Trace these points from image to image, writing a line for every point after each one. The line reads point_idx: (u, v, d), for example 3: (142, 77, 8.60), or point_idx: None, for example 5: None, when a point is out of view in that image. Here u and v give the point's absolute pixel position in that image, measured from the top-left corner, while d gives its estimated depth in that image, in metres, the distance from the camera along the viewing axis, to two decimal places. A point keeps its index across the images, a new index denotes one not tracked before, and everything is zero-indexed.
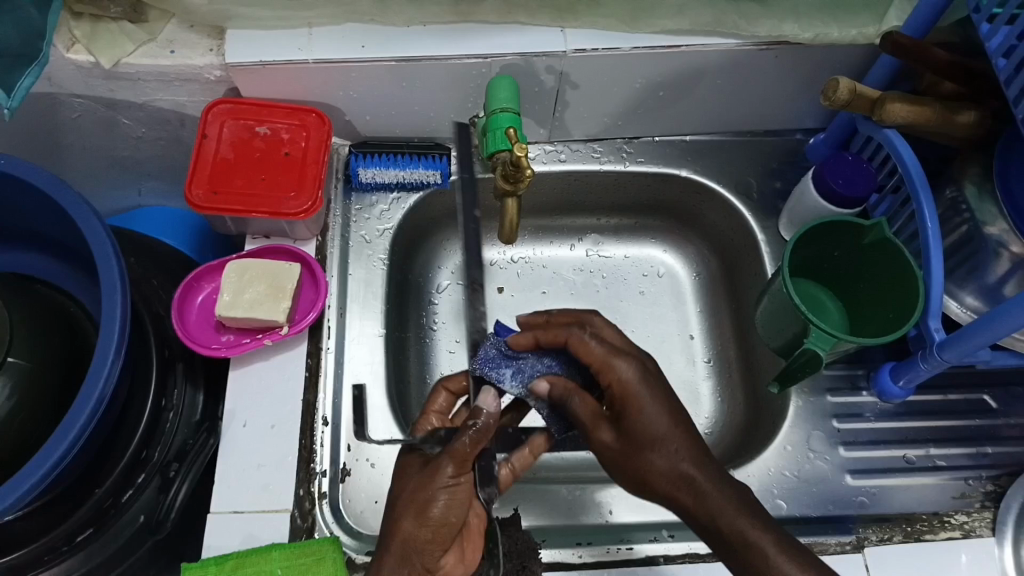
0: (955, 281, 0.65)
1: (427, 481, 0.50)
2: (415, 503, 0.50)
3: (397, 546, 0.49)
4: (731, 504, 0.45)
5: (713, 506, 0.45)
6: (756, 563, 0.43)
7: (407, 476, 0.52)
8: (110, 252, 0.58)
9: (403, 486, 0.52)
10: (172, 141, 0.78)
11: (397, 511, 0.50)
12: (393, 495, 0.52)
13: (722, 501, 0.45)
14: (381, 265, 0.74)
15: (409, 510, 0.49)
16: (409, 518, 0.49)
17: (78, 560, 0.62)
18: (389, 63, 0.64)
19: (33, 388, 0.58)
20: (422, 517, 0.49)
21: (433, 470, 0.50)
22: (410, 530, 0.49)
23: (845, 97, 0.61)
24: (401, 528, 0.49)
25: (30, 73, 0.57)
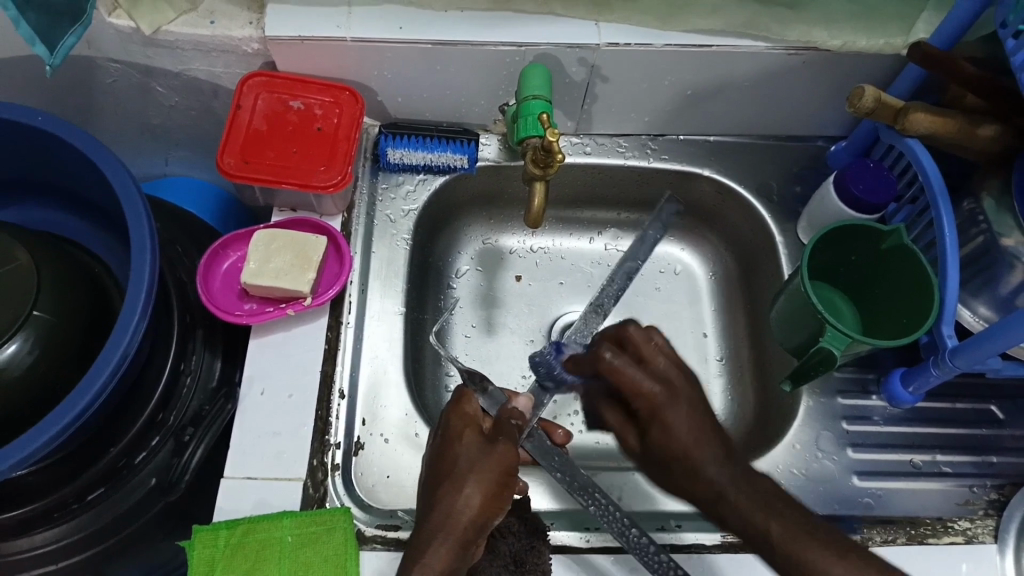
0: (969, 291, 0.66)
1: (498, 464, 0.52)
2: (487, 485, 0.51)
3: (463, 524, 0.50)
4: (728, 481, 0.50)
5: (704, 478, 0.50)
6: (760, 523, 0.48)
7: (468, 452, 0.53)
8: (142, 211, 0.59)
9: (469, 461, 0.52)
10: (204, 112, 0.79)
11: (468, 488, 0.51)
12: (459, 469, 0.52)
13: (712, 479, 0.50)
14: (403, 246, 0.75)
15: (480, 489, 0.51)
16: (480, 494, 0.51)
17: (88, 518, 0.62)
18: (425, 45, 0.65)
19: (56, 343, 0.59)
20: (491, 500, 0.51)
21: (501, 454, 0.53)
22: (478, 508, 0.50)
23: (870, 105, 0.62)
24: (472, 504, 0.50)
25: (74, 31, 0.58)
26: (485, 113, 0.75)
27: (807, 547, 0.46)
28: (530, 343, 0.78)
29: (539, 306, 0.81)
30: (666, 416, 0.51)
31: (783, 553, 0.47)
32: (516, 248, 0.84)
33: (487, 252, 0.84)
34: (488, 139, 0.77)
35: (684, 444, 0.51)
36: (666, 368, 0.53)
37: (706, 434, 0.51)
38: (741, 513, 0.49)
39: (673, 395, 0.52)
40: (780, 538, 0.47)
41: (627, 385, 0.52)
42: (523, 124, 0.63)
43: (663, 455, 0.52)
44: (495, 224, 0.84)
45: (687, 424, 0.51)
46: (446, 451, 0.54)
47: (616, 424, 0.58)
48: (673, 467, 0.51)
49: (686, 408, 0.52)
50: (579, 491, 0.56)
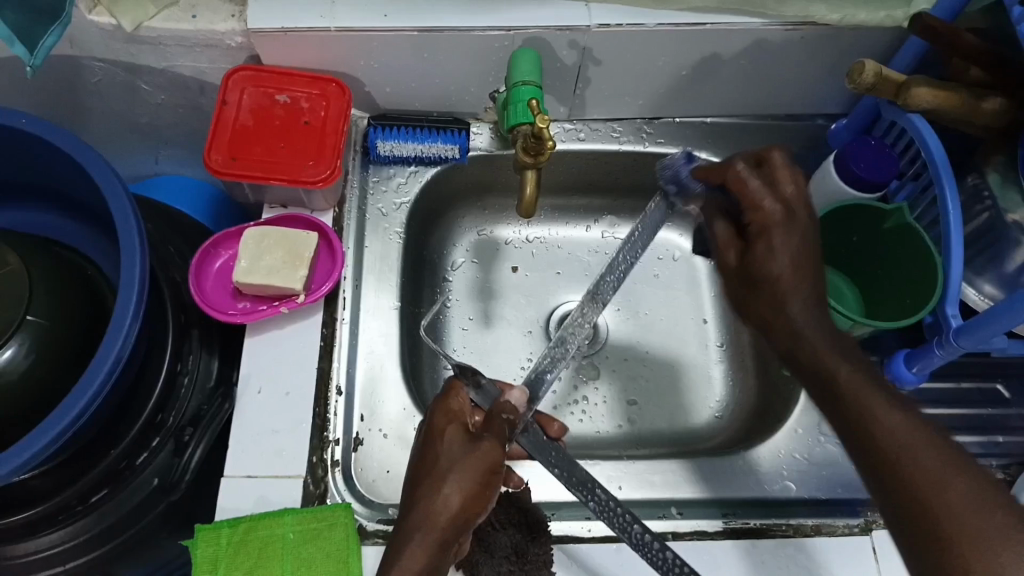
0: (974, 269, 0.64)
1: (480, 463, 0.51)
2: (469, 483, 0.50)
3: (442, 522, 0.49)
4: (831, 347, 0.47)
5: (812, 349, 0.48)
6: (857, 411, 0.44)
7: (450, 450, 0.52)
8: (130, 213, 0.58)
9: (450, 459, 0.51)
10: (192, 109, 0.78)
11: (447, 486, 0.50)
12: (439, 467, 0.51)
13: (817, 342, 0.48)
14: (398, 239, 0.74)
15: (462, 488, 0.50)
16: (460, 493, 0.50)
17: (92, 520, 0.62)
18: (411, 32, 0.64)
19: (51, 349, 0.59)
20: (471, 501, 0.50)
21: (484, 452, 0.52)
22: (458, 506, 0.50)
23: (870, 80, 0.60)
24: (452, 502, 0.49)
25: (53, 32, 0.57)
26: (476, 101, 0.74)
27: (866, 390, 0.45)
28: (528, 334, 0.78)
29: (537, 296, 0.80)
30: (774, 270, 0.51)
31: (851, 419, 0.44)
32: (512, 238, 0.83)
33: (483, 243, 0.83)
34: (480, 128, 0.76)
35: (782, 265, 0.51)
36: (793, 189, 0.53)
37: (801, 275, 0.50)
38: (816, 356, 0.47)
39: (790, 227, 0.52)
40: (847, 377, 0.46)
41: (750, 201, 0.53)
42: (514, 111, 0.61)
43: (778, 349, 0.51)
44: (490, 214, 0.83)
45: (783, 263, 0.51)
46: (429, 448, 0.53)
47: (720, 237, 0.56)
48: (763, 289, 0.51)
49: (806, 298, 0.50)
50: (577, 486, 0.55)
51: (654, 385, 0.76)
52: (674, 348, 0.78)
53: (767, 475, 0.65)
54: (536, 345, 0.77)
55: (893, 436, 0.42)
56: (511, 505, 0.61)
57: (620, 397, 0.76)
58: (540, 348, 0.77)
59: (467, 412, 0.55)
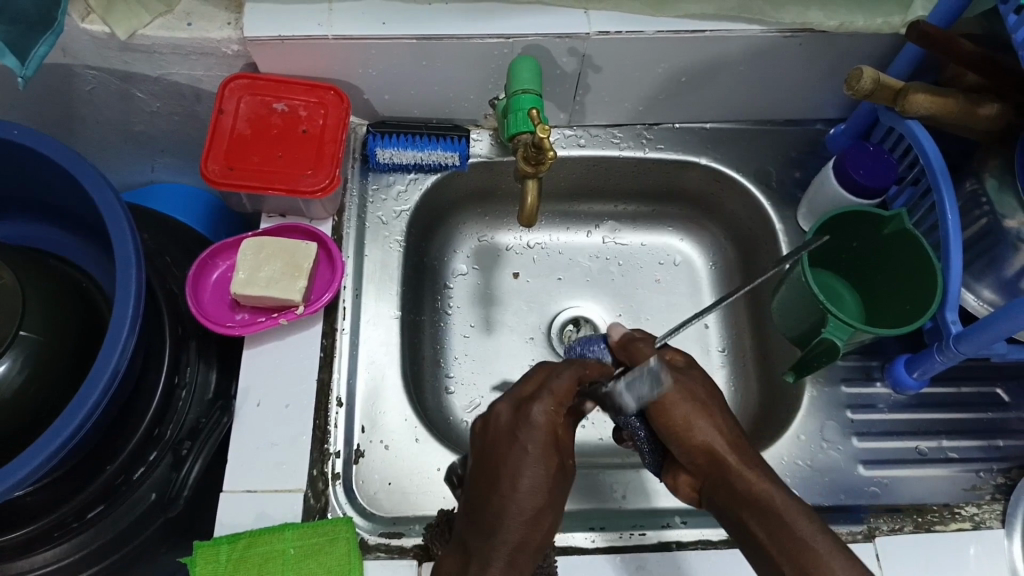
0: (972, 274, 0.65)
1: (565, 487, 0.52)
2: (556, 470, 0.51)
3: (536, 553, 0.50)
4: (760, 500, 0.48)
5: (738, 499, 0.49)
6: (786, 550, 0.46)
7: (541, 482, 0.50)
8: (125, 224, 0.57)
9: (546, 458, 0.51)
10: (187, 117, 0.77)
11: (537, 473, 0.50)
12: (539, 505, 0.50)
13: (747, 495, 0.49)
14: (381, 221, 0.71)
15: (551, 477, 0.51)
16: (545, 482, 0.50)
17: (88, 536, 0.61)
18: (410, 40, 0.63)
19: (45, 363, 0.57)
20: (553, 493, 0.51)
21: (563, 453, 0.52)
22: (550, 494, 0.50)
23: (868, 87, 0.60)
24: (544, 489, 0.50)
25: (45, 41, 0.56)
26: (475, 107, 0.73)
27: (777, 528, 0.47)
28: (530, 341, 0.78)
29: (537, 302, 0.80)
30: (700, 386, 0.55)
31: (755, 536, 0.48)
32: (513, 244, 0.83)
33: (484, 249, 0.82)
34: (480, 134, 0.76)
35: (691, 428, 0.52)
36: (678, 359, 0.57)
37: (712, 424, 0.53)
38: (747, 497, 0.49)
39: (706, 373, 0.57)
40: (754, 520, 0.48)
41: (661, 396, 0.53)
42: (515, 120, 0.61)
43: (728, 502, 0.50)
44: (490, 220, 0.82)
45: (718, 444, 0.52)
46: (522, 425, 0.51)
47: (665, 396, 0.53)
48: (700, 416, 0.53)
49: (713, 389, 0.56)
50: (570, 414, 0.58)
51: None
52: None
53: None
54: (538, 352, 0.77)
55: (793, 546, 0.46)
56: None
57: None
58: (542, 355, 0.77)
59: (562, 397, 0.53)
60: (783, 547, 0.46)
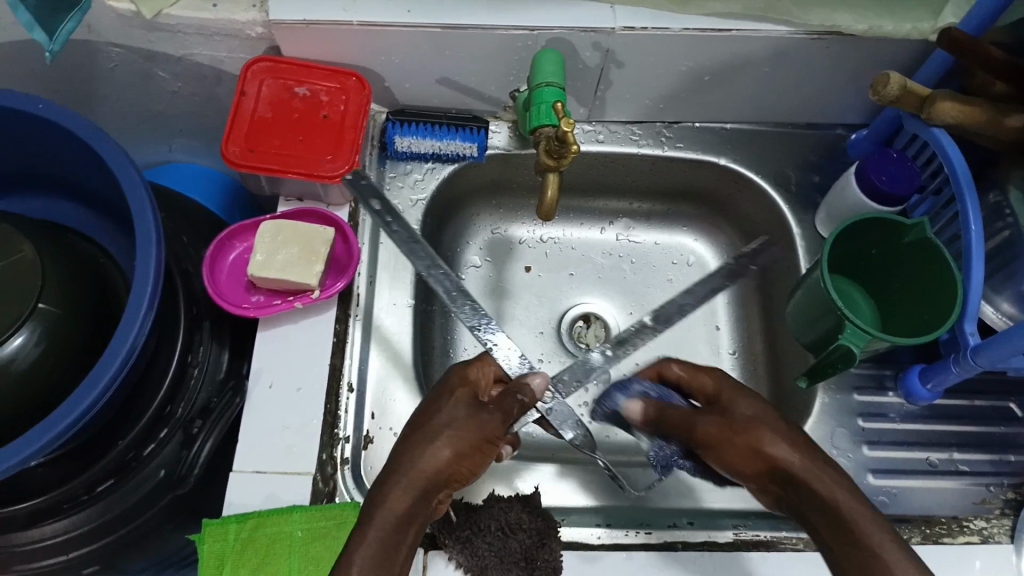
0: (992, 286, 0.64)
1: (478, 428, 0.53)
2: (453, 440, 0.52)
3: (427, 473, 0.51)
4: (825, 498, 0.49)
5: (808, 510, 0.50)
6: (855, 552, 0.47)
7: (454, 410, 0.54)
8: (146, 201, 0.58)
9: (435, 434, 0.52)
10: (208, 98, 0.77)
11: (440, 441, 0.52)
12: (436, 422, 0.53)
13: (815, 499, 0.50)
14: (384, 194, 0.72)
15: (450, 447, 0.52)
16: (447, 418, 0.53)
17: (97, 510, 0.62)
18: (434, 29, 0.63)
19: (63, 337, 0.58)
20: (472, 429, 0.53)
21: (485, 423, 0.54)
22: (439, 463, 0.51)
23: (895, 92, 0.59)
24: (435, 456, 0.51)
25: (73, 17, 0.57)
26: (496, 99, 0.73)
27: (844, 534, 0.48)
28: (539, 335, 0.78)
29: (548, 297, 0.80)
30: (742, 403, 0.56)
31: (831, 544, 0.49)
32: (526, 238, 0.83)
33: (497, 241, 0.82)
34: (498, 126, 0.76)
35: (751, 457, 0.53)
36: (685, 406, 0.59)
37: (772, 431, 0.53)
38: (815, 503, 0.49)
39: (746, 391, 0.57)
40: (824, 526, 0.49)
41: (708, 434, 0.55)
42: (536, 113, 0.61)
43: (801, 507, 0.51)
44: (505, 213, 0.82)
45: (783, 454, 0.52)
46: (429, 408, 0.55)
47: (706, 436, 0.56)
48: (751, 438, 0.53)
49: (758, 402, 0.56)
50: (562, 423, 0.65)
51: None
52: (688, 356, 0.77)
53: None
54: (548, 347, 0.77)
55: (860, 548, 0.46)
56: (522, 510, 0.60)
57: None
58: (551, 350, 0.77)
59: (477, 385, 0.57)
60: (848, 549, 0.47)
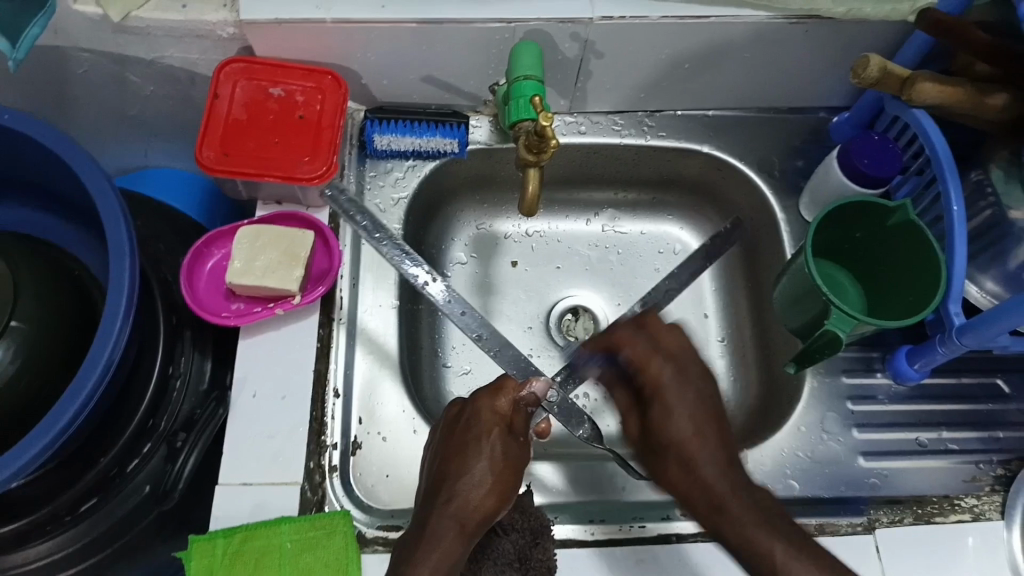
0: (977, 266, 0.64)
1: (513, 464, 0.58)
2: (495, 484, 0.56)
3: (475, 516, 0.54)
4: (754, 524, 0.52)
5: (735, 529, 0.53)
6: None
7: (492, 450, 0.57)
8: (118, 210, 0.56)
9: (478, 478, 0.56)
10: (182, 101, 0.76)
11: (485, 486, 0.56)
12: (478, 465, 0.56)
13: (744, 523, 0.52)
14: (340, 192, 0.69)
15: (493, 491, 0.56)
16: (486, 463, 0.56)
17: (82, 529, 0.61)
18: (410, 24, 0.62)
19: (38, 353, 0.57)
20: (506, 470, 0.57)
21: (518, 457, 0.58)
22: (485, 506, 0.55)
23: (875, 74, 0.59)
24: (480, 500, 0.55)
25: (37, 22, 0.56)
26: (475, 93, 0.72)
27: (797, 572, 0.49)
28: (528, 330, 0.77)
29: (536, 291, 0.79)
30: (667, 403, 0.60)
31: (757, 567, 0.51)
32: (512, 232, 0.82)
33: (482, 237, 0.81)
34: (479, 120, 0.75)
35: (680, 429, 0.59)
36: (630, 402, 0.65)
37: (699, 436, 0.59)
38: (741, 529, 0.52)
39: (678, 380, 0.61)
40: (754, 544, 0.51)
41: (649, 436, 0.62)
42: (516, 108, 0.60)
43: (732, 537, 0.53)
44: (489, 208, 0.81)
45: (706, 473, 0.56)
46: (467, 449, 0.57)
47: (623, 406, 0.66)
48: (670, 453, 0.59)
49: (686, 403, 0.60)
50: (568, 420, 0.66)
51: None
52: None
53: (770, 474, 0.65)
54: (537, 342, 0.76)
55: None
56: (514, 511, 0.60)
57: None
58: (541, 344, 0.76)
59: (510, 415, 0.59)
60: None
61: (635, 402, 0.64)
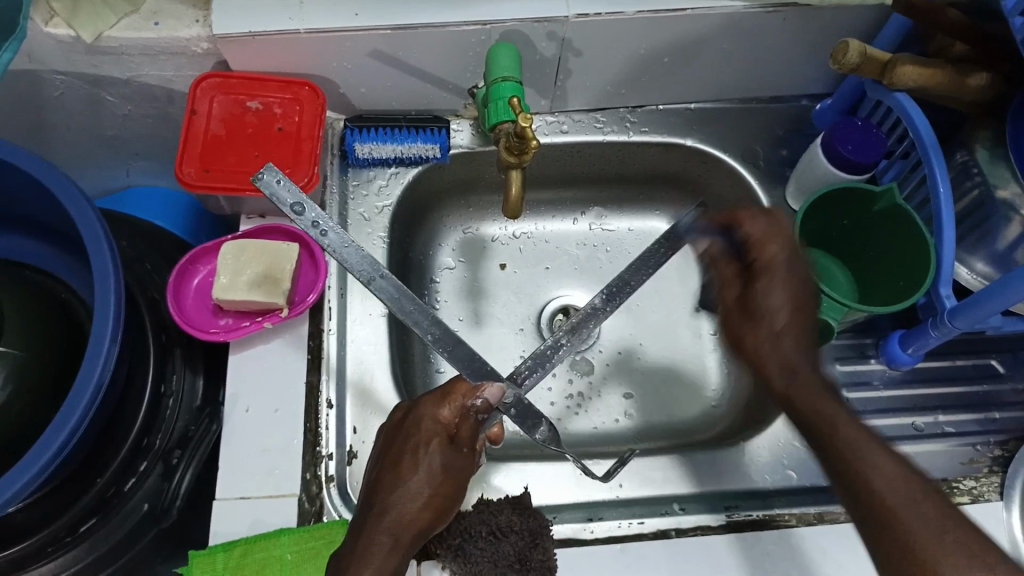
0: (965, 247, 0.64)
1: (455, 476, 0.54)
2: (431, 498, 0.52)
3: (408, 530, 0.51)
4: (842, 414, 0.48)
5: (829, 416, 0.48)
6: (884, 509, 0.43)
7: (432, 461, 0.53)
8: (100, 231, 0.56)
9: (413, 492, 0.52)
10: (161, 118, 0.75)
11: (420, 499, 0.52)
12: (415, 476, 0.52)
13: (835, 412, 0.48)
14: (274, 175, 0.57)
15: (429, 505, 0.52)
16: (424, 476, 0.52)
17: (83, 550, 0.61)
18: (384, 31, 0.61)
19: (26, 381, 0.56)
20: (446, 484, 0.53)
21: (460, 468, 0.54)
22: (420, 521, 0.52)
23: (855, 60, 0.59)
24: (415, 514, 0.52)
25: (7, 48, 0.56)
26: (455, 97, 0.72)
27: (891, 476, 0.44)
28: (520, 332, 0.77)
29: (526, 293, 0.79)
30: (772, 279, 0.54)
31: (846, 462, 0.46)
32: (498, 234, 0.82)
33: (469, 241, 0.81)
34: (460, 124, 0.74)
35: (780, 301, 0.54)
36: (761, 290, 0.55)
37: (794, 317, 0.53)
38: (818, 406, 0.49)
39: (794, 260, 0.55)
40: (844, 436, 0.47)
41: (754, 297, 0.55)
42: (495, 110, 0.59)
43: (812, 416, 0.49)
44: (475, 211, 0.81)
45: (797, 361, 0.52)
46: (405, 459, 0.53)
47: (724, 277, 0.58)
48: (761, 321, 0.54)
49: (787, 286, 0.54)
50: (525, 422, 0.57)
51: (644, 377, 0.76)
52: (670, 341, 0.77)
53: (767, 466, 0.65)
54: (529, 343, 0.76)
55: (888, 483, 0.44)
56: (513, 511, 0.60)
57: (616, 391, 0.75)
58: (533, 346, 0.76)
59: (455, 425, 0.55)
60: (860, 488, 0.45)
61: (745, 277, 0.56)
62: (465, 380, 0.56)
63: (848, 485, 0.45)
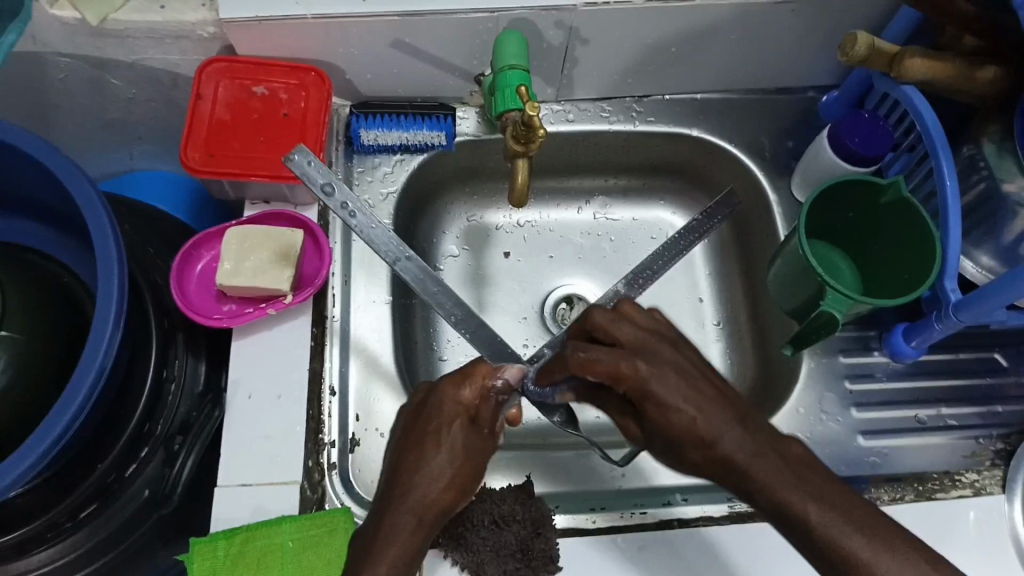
0: (971, 241, 0.64)
1: (477, 455, 0.54)
2: (454, 478, 0.52)
3: (431, 510, 0.51)
4: (787, 482, 0.44)
5: (768, 487, 0.44)
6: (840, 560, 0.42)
7: (455, 441, 0.53)
8: (104, 215, 0.56)
9: (436, 472, 0.52)
10: (165, 103, 0.75)
11: (443, 479, 0.52)
12: (437, 456, 0.52)
13: (775, 482, 0.44)
14: (305, 157, 0.60)
15: (452, 483, 0.52)
16: (445, 455, 0.52)
17: (84, 534, 0.61)
18: (392, 17, 0.61)
19: (29, 364, 0.56)
20: (469, 462, 0.53)
21: (481, 447, 0.54)
22: (444, 499, 0.52)
23: (863, 53, 0.59)
24: (438, 494, 0.51)
25: (12, 30, 0.59)
26: (461, 84, 0.71)
27: (841, 529, 0.42)
28: (523, 321, 0.76)
29: (529, 282, 0.79)
30: (658, 398, 0.47)
31: (803, 525, 0.43)
32: (503, 223, 0.81)
33: (474, 229, 0.81)
34: (466, 112, 0.74)
35: (683, 419, 0.46)
36: (671, 417, 0.47)
37: (703, 406, 0.47)
38: (774, 489, 0.44)
39: (669, 372, 0.48)
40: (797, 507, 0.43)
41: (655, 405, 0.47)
42: (503, 97, 0.59)
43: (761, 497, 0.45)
44: (479, 200, 0.81)
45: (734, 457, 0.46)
46: (426, 441, 0.53)
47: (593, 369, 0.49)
48: (682, 444, 0.47)
49: (672, 371, 0.48)
50: (542, 405, 0.62)
51: None
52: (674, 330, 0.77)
53: None
54: (532, 332, 0.76)
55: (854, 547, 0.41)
56: (516, 501, 0.60)
57: None
58: (536, 335, 0.76)
59: (476, 405, 0.55)
60: (819, 554, 0.43)
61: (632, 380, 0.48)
62: (486, 362, 0.56)
63: (798, 530, 0.43)
